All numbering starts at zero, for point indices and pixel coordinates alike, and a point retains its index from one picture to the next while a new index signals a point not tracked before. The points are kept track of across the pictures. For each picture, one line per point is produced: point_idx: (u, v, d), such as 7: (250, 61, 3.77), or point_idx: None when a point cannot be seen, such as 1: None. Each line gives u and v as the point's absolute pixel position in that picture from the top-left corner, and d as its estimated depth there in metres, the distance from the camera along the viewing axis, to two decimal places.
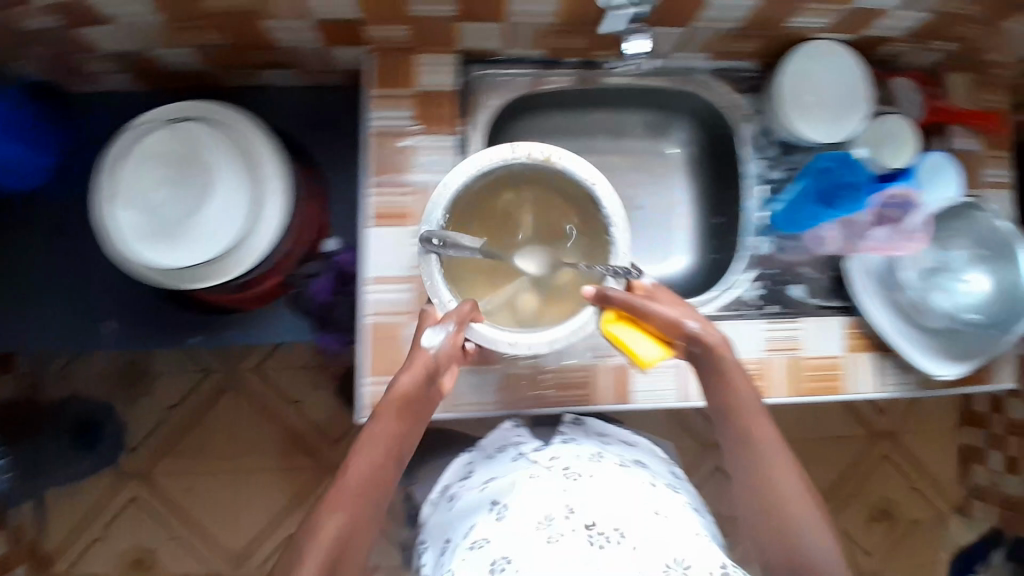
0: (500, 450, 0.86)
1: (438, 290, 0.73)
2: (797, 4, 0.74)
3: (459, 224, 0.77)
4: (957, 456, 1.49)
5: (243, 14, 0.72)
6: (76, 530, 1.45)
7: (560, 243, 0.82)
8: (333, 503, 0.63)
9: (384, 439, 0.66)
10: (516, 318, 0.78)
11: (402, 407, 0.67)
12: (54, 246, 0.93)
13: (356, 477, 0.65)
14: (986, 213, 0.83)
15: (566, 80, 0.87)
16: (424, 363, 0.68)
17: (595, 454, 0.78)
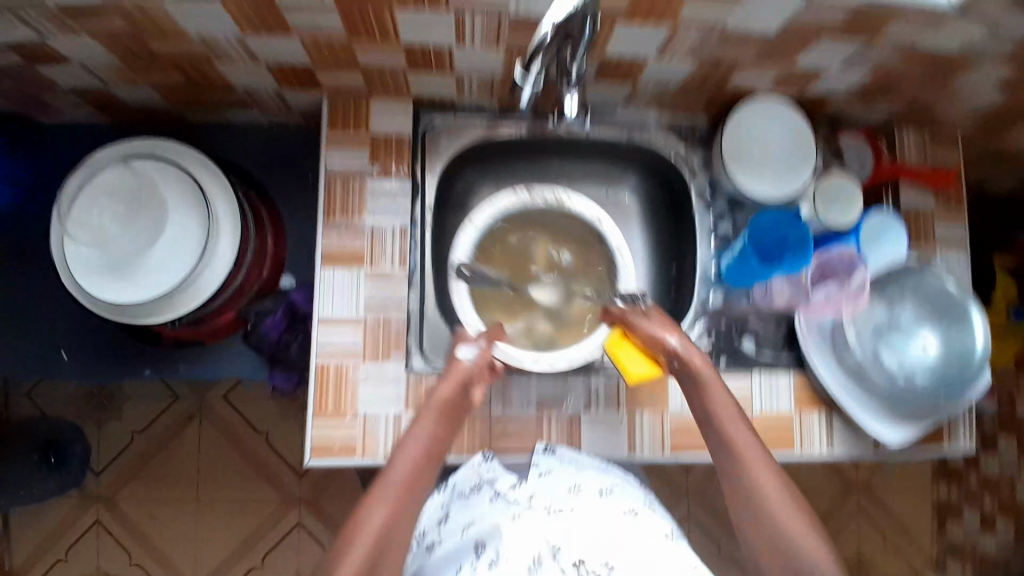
0: (473, 488, 0.79)
1: (467, 318, 0.86)
2: (736, 64, 0.76)
3: (485, 257, 0.94)
4: (932, 510, 1.45)
5: (199, 58, 0.75)
6: (35, 554, 1.37)
7: (570, 274, 0.98)
8: (371, 505, 0.68)
9: (421, 442, 0.72)
10: (535, 341, 0.93)
11: (444, 411, 0.74)
12: (12, 273, 0.94)
13: (394, 481, 0.69)
14: (935, 273, 0.86)
15: (522, 126, 0.89)
16: (459, 374, 0.75)
17: (574, 487, 0.76)
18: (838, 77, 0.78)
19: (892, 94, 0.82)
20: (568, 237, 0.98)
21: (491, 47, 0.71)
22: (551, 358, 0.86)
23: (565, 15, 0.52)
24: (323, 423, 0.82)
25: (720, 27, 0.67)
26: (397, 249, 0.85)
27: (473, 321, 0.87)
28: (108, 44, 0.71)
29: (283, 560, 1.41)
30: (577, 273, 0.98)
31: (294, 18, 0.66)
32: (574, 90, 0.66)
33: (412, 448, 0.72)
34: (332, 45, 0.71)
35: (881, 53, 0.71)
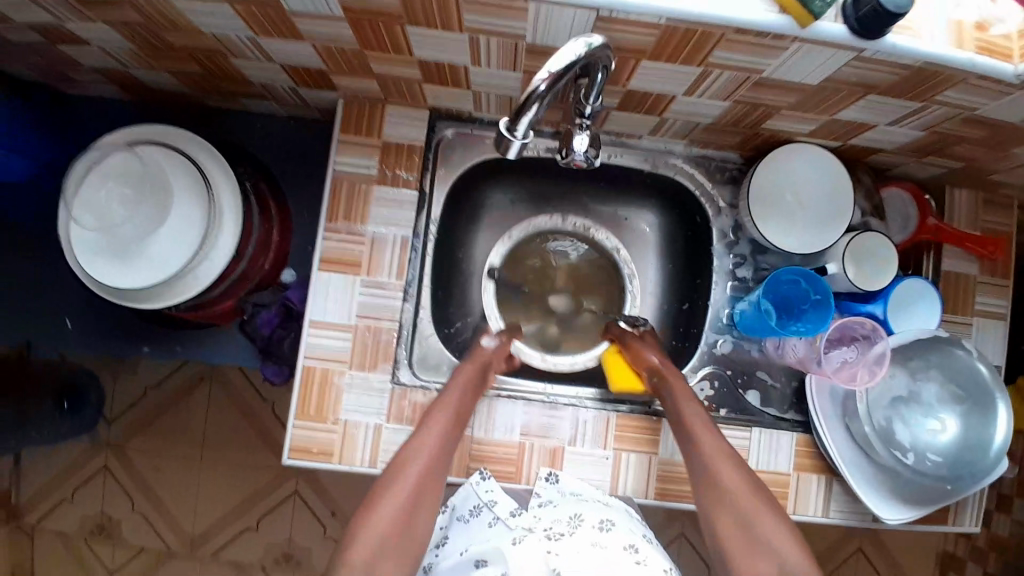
0: (472, 511, 0.76)
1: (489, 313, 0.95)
2: (771, 109, 0.70)
3: (512, 262, 0.97)
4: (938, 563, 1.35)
5: (212, 51, 0.73)
6: (43, 489, 1.37)
7: (588, 292, 0.98)
8: (390, 482, 0.67)
9: (444, 421, 0.72)
10: (544, 344, 0.96)
11: (470, 388, 0.76)
12: (34, 236, 0.99)
13: (416, 460, 0.69)
14: (965, 350, 0.78)
15: (540, 148, 0.86)
16: (484, 357, 0.81)
17: (575, 517, 0.70)
18: (886, 133, 0.72)
19: (944, 155, 0.75)
20: (589, 258, 0.98)
21: (507, 68, 0.67)
22: (556, 359, 0.93)
23: (567, 62, 0.49)
24: (304, 425, 0.79)
25: (756, 75, 0.62)
26: (396, 261, 0.81)
27: (495, 317, 0.95)
28: (124, 33, 0.70)
29: (277, 525, 1.39)
30: (593, 291, 0.98)
31: (302, 25, 0.63)
32: (584, 131, 0.62)
33: (437, 425, 0.72)
34: (343, 53, 0.69)
35: (933, 117, 0.65)
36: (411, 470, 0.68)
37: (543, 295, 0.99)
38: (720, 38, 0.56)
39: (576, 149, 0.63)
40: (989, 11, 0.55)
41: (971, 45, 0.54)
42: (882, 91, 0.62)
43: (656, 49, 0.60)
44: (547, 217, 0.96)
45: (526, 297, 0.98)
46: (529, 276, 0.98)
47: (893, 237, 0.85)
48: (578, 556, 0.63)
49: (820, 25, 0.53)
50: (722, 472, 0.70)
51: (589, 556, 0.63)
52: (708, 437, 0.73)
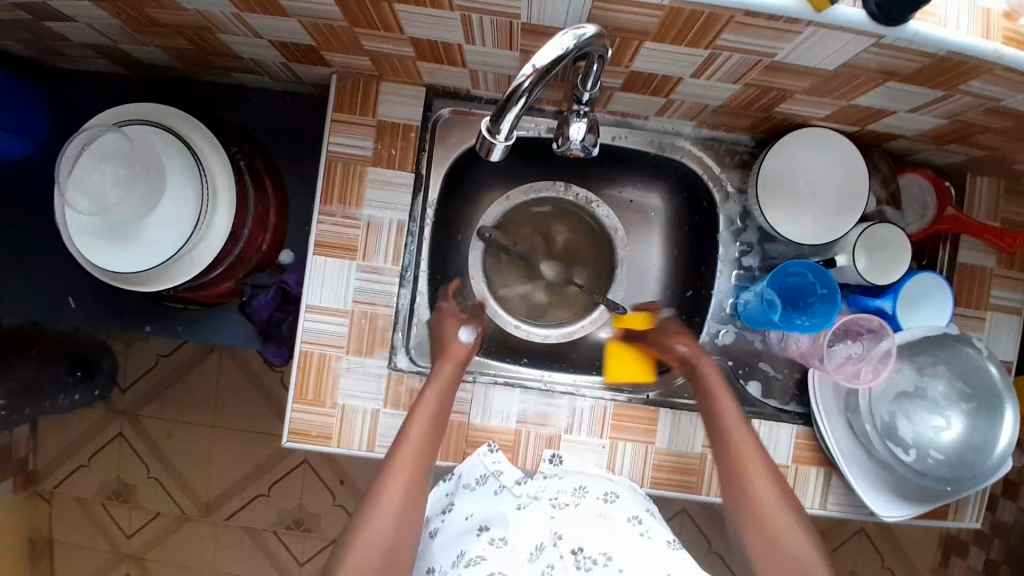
0: (478, 479, 0.75)
1: (474, 277, 0.93)
2: (784, 92, 0.66)
3: (510, 222, 0.94)
4: (940, 544, 1.35)
5: (199, 27, 0.70)
6: (62, 455, 1.42)
7: (577, 263, 0.96)
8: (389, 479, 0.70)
9: (424, 422, 0.74)
10: (529, 308, 0.96)
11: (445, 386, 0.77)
12: (36, 212, 0.99)
13: (406, 461, 0.71)
14: (975, 349, 0.75)
15: (540, 127, 0.82)
16: (462, 353, 0.80)
17: (579, 489, 0.71)
18: (906, 120, 0.69)
19: (967, 143, 0.72)
20: (585, 231, 0.96)
21: (503, 48, 0.64)
22: (529, 327, 0.93)
23: (552, 58, 0.48)
24: (302, 410, 0.79)
25: (768, 58, 0.59)
26: (392, 245, 0.80)
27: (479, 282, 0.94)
28: (106, 9, 0.68)
29: (291, 489, 1.42)
30: (582, 263, 0.96)
31: (287, 2, 0.60)
32: (581, 119, 0.60)
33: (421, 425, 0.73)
34: (332, 29, 0.65)
35: (956, 105, 0.63)
36: (403, 469, 0.71)
37: (535, 261, 0.96)
38: (729, 21, 0.53)
39: (572, 136, 0.61)
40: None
41: (999, 35, 0.52)
42: (903, 78, 0.59)
43: (659, 32, 0.56)
44: (551, 186, 0.93)
45: (516, 260, 0.96)
46: (522, 237, 0.95)
47: (908, 226, 0.82)
48: (582, 527, 0.66)
49: (838, 9, 0.50)
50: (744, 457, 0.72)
51: (593, 526, 0.66)
52: (737, 429, 0.74)
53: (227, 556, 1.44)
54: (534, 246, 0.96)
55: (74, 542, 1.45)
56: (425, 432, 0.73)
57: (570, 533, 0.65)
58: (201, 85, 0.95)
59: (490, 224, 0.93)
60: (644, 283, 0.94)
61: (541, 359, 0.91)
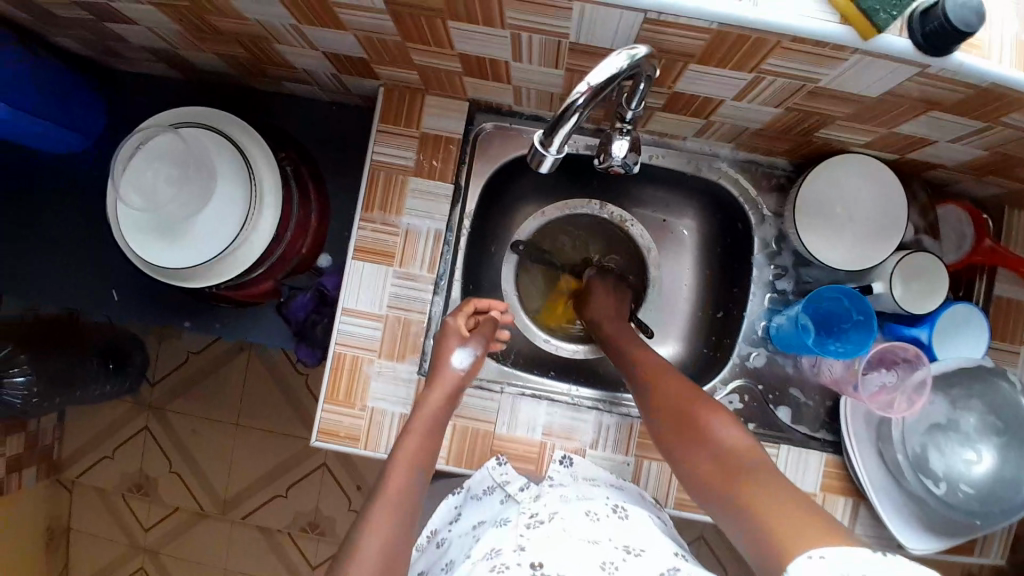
0: (485, 491, 0.77)
1: (504, 287, 0.94)
2: (826, 118, 0.67)
3: (546, 235, 0.96)
4: None
5: (258, 37, 0.74)
6: (88, 444, 1.45)
7: None
8: (379, 503, 0.65)
9: (411, 454, 0.70)
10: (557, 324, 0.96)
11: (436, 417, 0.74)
12: (88, 206, 1.03)
13: (397, 482, 0.67)
14: (1010, 383, 0.74)
15: (579, 145, 0.83)
16: (455, 380, 0.76)
17: (583, 497, 0.71)
18: (948, 150, 0.69)
19: (1009, 176, 0.72)
20: (618, 249, 0.96)
21: (549, 66, 0.66)
22: (558, 343, 0.94)
23: (607, 76, 0.50)
24: (333, 411, 0.80)
25: (812, 84, 0.59)
26: (429, 253, 0.81)
27: (511, 293, 0.94)
28: (169, 15, 0.72)
29: (308, 492, 1.43)
30: None
31: (344, 15, 0.63)
32: (625, 136, 0.62)
33: (410, 445, 0.71)
34: (385, 43, 0.68)
35: (999, 137, 0.62)
36: (392, 491, 0.67)
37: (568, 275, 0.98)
38: (775, 45, 0.53)
39: (615, 153, 0.62)
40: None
41: None
42: (946, 109, 0.59)
43: (704, 54, 0.57)
44: (584, 203, 0.94)
45: (548, 275, 0.98)
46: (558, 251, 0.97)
47: (945, 256, 0.80)
48: (554, 545, 0.63)
49: (884, 37, 0.50)
50: (689, 409, 0.69)
51: (566, 545, 0.63)
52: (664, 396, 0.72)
53: (240, 555, 1.45)
54: (569, 260, 0.98)
55: (92, 533, 1.47)
56: (413, 455, 0.70)
57: (534, 547, 0.64)
58: (253, 93, 0.99)
59: (524, 237, 0.94)
60: (675, 307, 0.93)
61: (567, 373, 0.91)
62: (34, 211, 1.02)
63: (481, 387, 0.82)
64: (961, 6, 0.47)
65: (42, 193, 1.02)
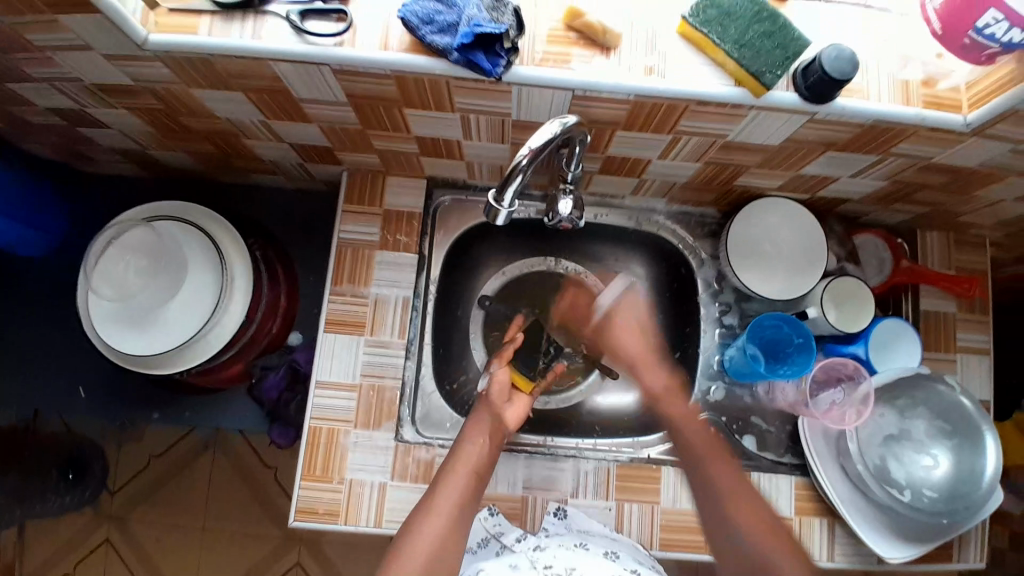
0: (482, 542, 0.80)
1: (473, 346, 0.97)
2: (741, 167, 0.77)
3: (508, 293, 0.99)
4: None
5: (228, 133, 0.81)
6: (47, 563, 1.34)
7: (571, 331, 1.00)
8: (428, 509, 0.68)
9: (470, 464, 0.73)
10: None
11: (493, 427, 0.79)
12: (52, 307, 1.04)
13: (450, 492, 0.70)
14: (947, 385, 0.80)
15: (529, 211, 0.92)
16: (484, 403, 0.82)
17: (579, 544, 0.74)
18: (848, 184, 0.80)
19: (909, 200, 0.83)
20: None
21: (496, 141, 0.74)
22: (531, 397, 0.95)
23: (544, 140, 0.57)
24: (310, 487, 0.79)
25: (722, 139, 0.69)
26: (399, 320, 0.85)
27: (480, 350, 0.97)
28: (142, 116, 0.78)
29: None
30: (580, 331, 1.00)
31: (310, 110, 0.71)
32: (569, 195, 0.70)
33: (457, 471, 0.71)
34: (347, 131, 0.76)
35: (892, 167, 0.74)
36: (446, 501, 0.69)
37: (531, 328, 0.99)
38: (685, 109, 0.63)
39: (562, 212, 0.70)
40: (935, 67, 0.65)
41: (919, 100, 0.64)
42: (840, 147, 0.70)
43: (627, 121, 0.67)
44: (540, 259, 1.00)
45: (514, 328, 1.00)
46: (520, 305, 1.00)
47: (869, 279, 0.90)
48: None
49: (773, 93, 0.61)
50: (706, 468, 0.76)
51: None
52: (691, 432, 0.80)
53: None
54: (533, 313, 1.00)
55: None
56: (471, 470, 0.73)
57: None
58: (220, 188, 1.05)
59: (489, 293, 0.99)
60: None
61: (542, 426, 0.93)
62: (0, 316, 1.03)
63: None
64: (833, 60, 0.58)
65: (6, 298, 1.03)
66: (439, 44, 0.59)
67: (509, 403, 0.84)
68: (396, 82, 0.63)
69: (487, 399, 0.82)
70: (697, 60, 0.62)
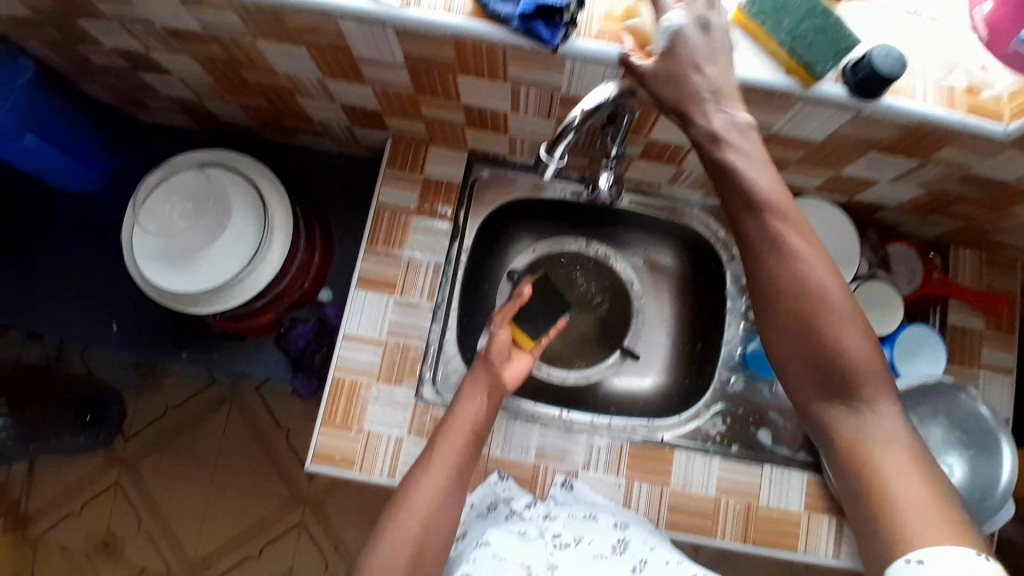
0: (490, 506, 0.80)
1: None
2: (780, 161, 0.78)
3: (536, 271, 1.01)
4: None
5: (284, 89, 0.84)
6: (55, 501, 1.36)
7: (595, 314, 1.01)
8: (426, 466, 0.68)
9: (467, 425, 0.72)
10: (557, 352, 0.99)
11: (491, 380, 0.77)
12: (96, 246, 1.08)
13: (449, 448, 0.70)
14: (970, 395, 0.80)
15: (566, 190, 0.95)
16: (482, 357, 0.80)
17: (588, 515, 0.75)
18: (887, 188, 0.80)
19: (944, 213, 0.83)
20: (604, 284, 1.02)
21: (542, 115, 0.76)
22: (549, 369, 0.97)
23: (597, 101, 0.59)
24: (329, 435, 0.82)
25: (766, 129, 0.70)
26: (428, 283, 0.87)
27: None
28: (205, 65, 0.81)
29: (282, 554, 1.34)
30: (605, 314, 1.01)
31: (365, 68, 0.73)
32: (610, 170, 0.73)
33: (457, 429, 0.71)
34: (398, 95, 0.78)
35: (931, 174, 0.74)
36: (445, 457, 0.69)
37: None
38: None
39: (602, 185, 0.74)
40: (978, 79, 0.66)
41: (963, 106, 0.64)
42: (883, 147, 0.71)
43: None
44: (570, 240, 1.01)
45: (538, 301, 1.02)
46: None
47: (901, 289, 0.90)
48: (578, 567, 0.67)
49: (822, 85, 0.63)
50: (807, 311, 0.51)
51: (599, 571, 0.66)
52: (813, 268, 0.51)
53: None
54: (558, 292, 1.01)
55: None
56: (469, 428, 0.72)
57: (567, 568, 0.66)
58: (267, 146, 1.08)
59: (517, 269, 1.00)
60: (657, 341, 0.99)
61: (558, 402, 0.94)
62: (47, 250, 1.08)
63: None
64: (882, 58, 0.59)
65: (54, 234, 1.08)
66: (502, 13, 0.61)
67: (509, 358, 0.82)
68: (454, 46, 0.65)
69: (486, 355, 0.80)
70: (749, 49, 0.63)
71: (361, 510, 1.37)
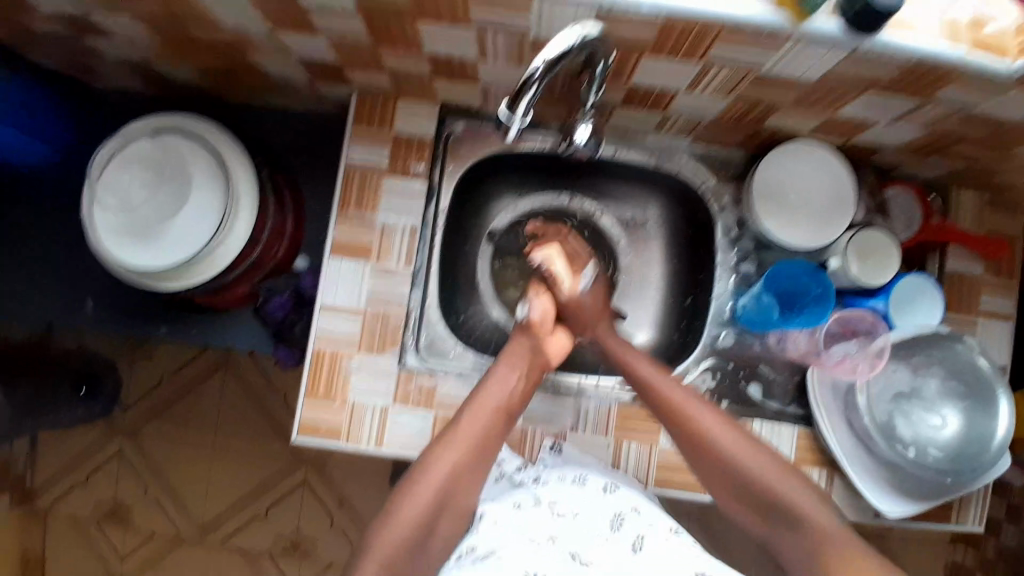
0: None
1: (482, 281, 0.97)
2: (772, 104, 0.72)
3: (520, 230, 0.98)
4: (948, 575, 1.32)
5: (235, 45, 0.77)
6: (61, 473, 1.37)
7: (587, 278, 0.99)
8: (444, 442, 0.68)
9: (496, 396, 0.72)
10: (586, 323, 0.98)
11: (531, 358, 0.78)
12: (62, 220, 1.04)
13: (474, 423, 0.70)
14: (966, 345, 0.78)
15: (546, 141, 0.88)
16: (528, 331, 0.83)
17: (578, 477, 0.74)
18: (888, 130, 0.75)
19: (947, 154, 0.78)
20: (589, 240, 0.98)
21: (513, 63, 0.70)
22: None
23: (562, 49, 0.54)
24: (312, 409, 0.80)
25: (755, 70, 0.65)
26: (404, 248, 0.83)
27: (487, 287, 0.97)
28: (147, 25, 0.74)
29: (287, 512, 1.37)
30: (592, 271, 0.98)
31: (319, 21, 0.67)
32: (586, 121, 0.69)
33: (484, 399, 0.71)
34: (357, 46, 0.72)
35: (933, 114, 0.68)
36: (469, 432, 0.69)
37: None
38: (716, 35, 0.59)
39: (579, 138, 0.70)
40: (986, 8, 0.59)
41: (969, 40, 0.58)
42: (885, 86, 0.65)
43: (655, 45, 0.62)
44: (553, 198, 0.98)
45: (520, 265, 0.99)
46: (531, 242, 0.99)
47: (898, 234, 0.85)
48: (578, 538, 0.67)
49: (815, 21, 0.56)
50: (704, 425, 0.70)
51: None
52: (674, 391, 0.73)
53: None
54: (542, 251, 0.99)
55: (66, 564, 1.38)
56: (496, 406, 0.72)
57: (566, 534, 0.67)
58: (227, 104, 1.02)
59: (501, 226, 0.98)
60: (645, 298, 0.97)
61: None
62: (10, 225, 1.03)
63: (457, 378, 0.82)
64: None
65: (17, 208, 1.03)
66: None
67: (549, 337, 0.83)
68: None
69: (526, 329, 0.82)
70: None
71: (360, 467, 1.38)
